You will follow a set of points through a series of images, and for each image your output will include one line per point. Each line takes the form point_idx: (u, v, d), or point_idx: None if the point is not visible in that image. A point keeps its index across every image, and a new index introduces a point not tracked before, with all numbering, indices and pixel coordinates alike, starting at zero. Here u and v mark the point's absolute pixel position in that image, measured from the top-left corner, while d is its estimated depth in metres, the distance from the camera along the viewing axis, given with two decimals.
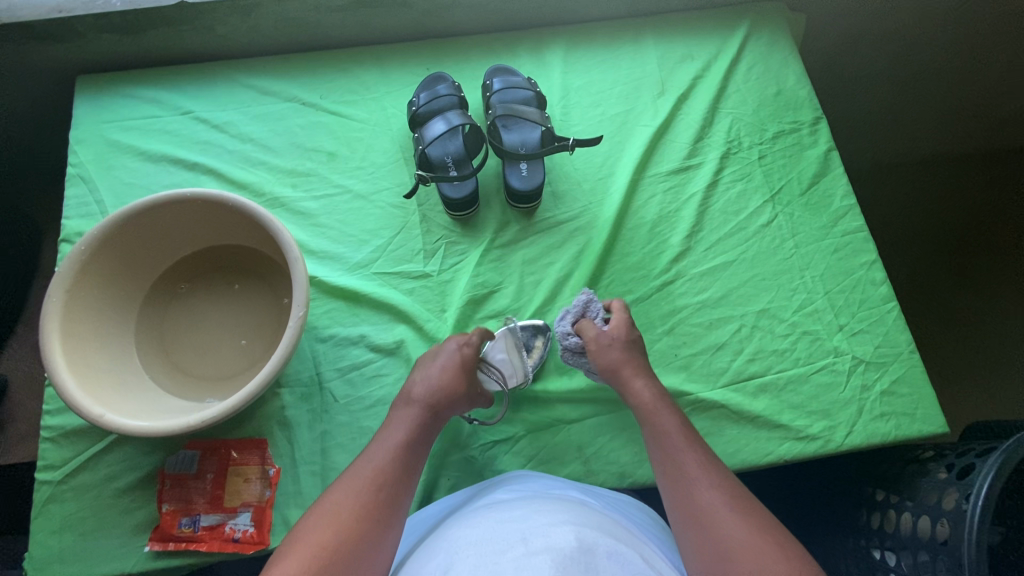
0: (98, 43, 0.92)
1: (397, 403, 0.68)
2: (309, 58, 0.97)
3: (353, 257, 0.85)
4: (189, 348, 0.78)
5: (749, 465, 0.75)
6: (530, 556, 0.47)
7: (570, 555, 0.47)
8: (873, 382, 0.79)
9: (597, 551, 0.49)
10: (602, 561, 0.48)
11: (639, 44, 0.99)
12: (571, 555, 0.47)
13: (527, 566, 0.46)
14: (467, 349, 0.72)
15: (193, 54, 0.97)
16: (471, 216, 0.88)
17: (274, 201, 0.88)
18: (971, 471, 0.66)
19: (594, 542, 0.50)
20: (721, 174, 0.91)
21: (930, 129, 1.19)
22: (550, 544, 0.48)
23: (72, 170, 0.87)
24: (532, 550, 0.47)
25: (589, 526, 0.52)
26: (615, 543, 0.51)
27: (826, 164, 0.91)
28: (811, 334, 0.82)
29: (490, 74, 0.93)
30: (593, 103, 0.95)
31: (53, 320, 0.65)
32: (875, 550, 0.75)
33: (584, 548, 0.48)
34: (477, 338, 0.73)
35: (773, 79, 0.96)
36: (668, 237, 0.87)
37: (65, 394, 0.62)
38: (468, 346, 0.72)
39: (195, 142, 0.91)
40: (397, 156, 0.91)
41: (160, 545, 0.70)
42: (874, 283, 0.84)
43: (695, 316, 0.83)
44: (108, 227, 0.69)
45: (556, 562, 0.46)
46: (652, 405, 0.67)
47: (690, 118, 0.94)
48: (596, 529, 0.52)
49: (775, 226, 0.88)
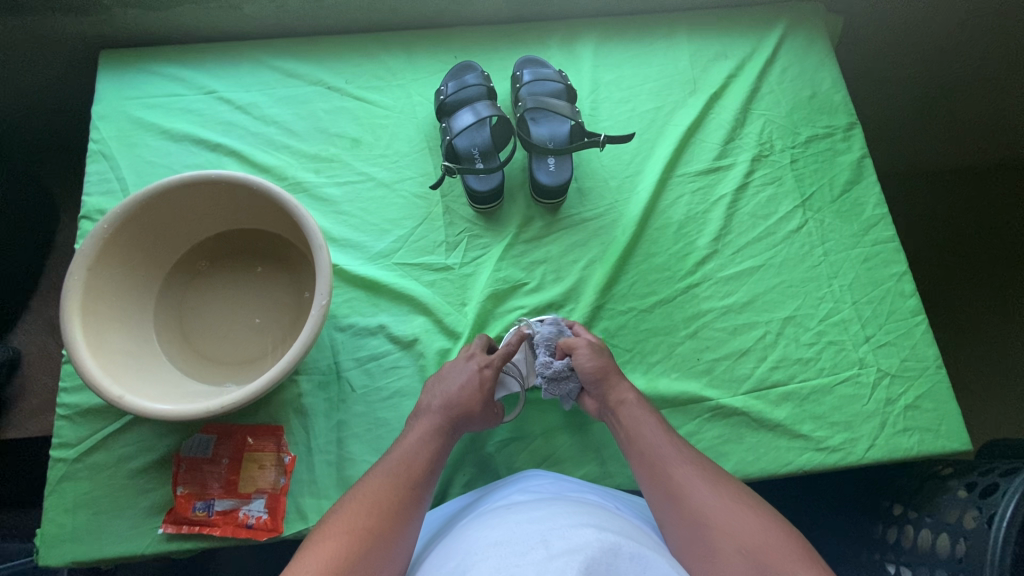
0: (123, 18, 0.91)
1: (415, 414, 0.69)
2: (336, 41, 0.95)
3: (374, 246, 0.84)
4: (208, 332, 0.78)
5: (770, 474, 0.74)
6: (552, 559, 0.45)
7: (593, 556, 0.46)
8: (897, 396, 0.78)
9: (619, 553, 0.48)
10: (625, 563, 0.47)
11: (672, 40, 0.97)
12: (593, 557, 0.46)
13: (550, 568, 0.44)
14: (487, 371, 0.71)
15: (217, 33, 0.96)
16: (496, 209, 0.87)
17: (296, 185, 0.87)
18: (994, 491, 0.65)
19: (616, 544, 0.49)
20: (751, 177, 0.89)
21: (964, 138, 1.16)
22: (571, 546, 0.47)
23: (94, 146, 0.86)
24: (554, 553, 0.46)
25: (610, 529, 0.52)
26: (638, 547, 0.50)
27: (859, 171, 0.89)
28: (836, 344, 0.80)
29: (520, 65, 0.92)
30: (622, 99, 0.93)
31: (74, 298, 0.65)
32: (890, 564, 0.73)
33: (607, 551, 0.47)
34: (499, 358, 0.71)
35: (809, 81, 0.94)
36: (695, 239, 0.86)
37: (84, 373, 0.62)
38: (489, 367, 0.71)
39: (217, 123, 0.89)
40: (422, 145, 0.90)
41: (173, 528, 0.70)
42: (903, 294, 0.83)
43: (719, 320, 0.82)
44: (131, 204, 0.68)
45: (579, 563, 0.44)
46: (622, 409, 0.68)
47: (721, 118, 0.92)
48: (619, 533, 0.51)
49: (805, 232, 0.86)
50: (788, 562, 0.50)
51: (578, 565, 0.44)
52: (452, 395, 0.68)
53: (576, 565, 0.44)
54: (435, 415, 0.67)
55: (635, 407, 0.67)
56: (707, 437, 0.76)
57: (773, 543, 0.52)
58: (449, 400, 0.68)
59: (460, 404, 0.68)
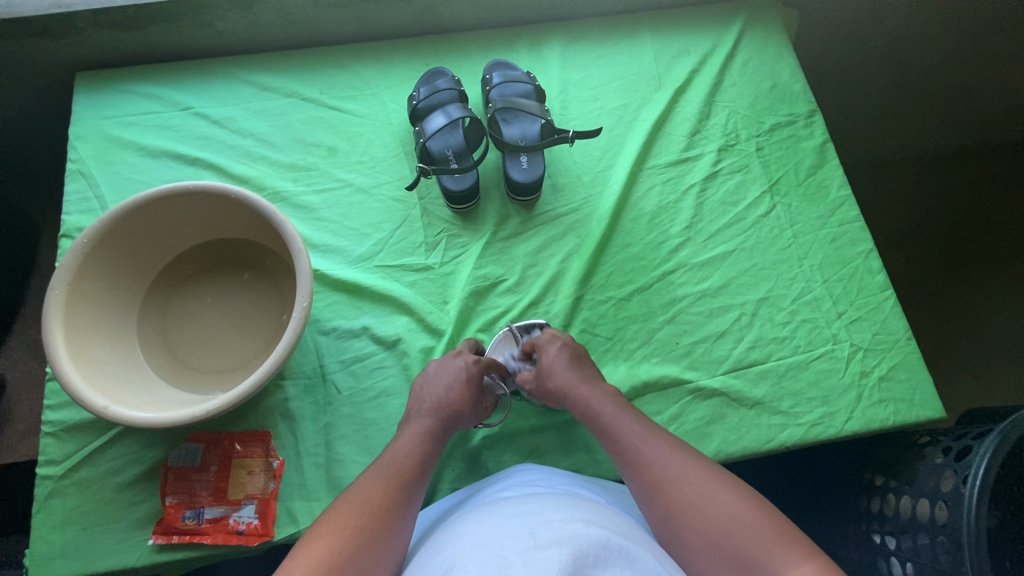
0: (96, 40, 0.93)
1: (407, 416, 0.70)
2: (309, 55, 0.98)
3: (355, 249, 0.85)
4: (193, 342, 0.78)
5: (752, 452, 0.76)
6: (539, 550, 0.46)
7: (580, 548, 0.46)
8: (871, 368, 0.80)
9: (607, 545, 0.48)
10: (612, 555, 0.48)
11: (635, 39, 1.00)
12: (580, 549, 0.46)
13: (538, 560, 0.45)
14: (473, 367, 0.72)
15: (190, 51, 0.97)
16: (473, 209, 0.89)
17: (276, 194, 0.88)
18: (968, 454, 0.67)
19: (603, 537, 0.49)
20: (719, 166, 0.92)
21: (922, 124, 1.21)
22: (558, 539, 0.48)
23: (72, 165, 0.87)
24: (542, 545, 0.47)
25: (599, 524, 0.52)
26: (626, 541, 0.51)
27: (822, 156, 0.92)
28: (809, 322, 0.83)
29: (489, 68, 0.95)
30: (591, 97, 0.96)
31: (55, 311, 0.65)
32: (875, 534, 0.76)
33: (594, 544, 0.48)
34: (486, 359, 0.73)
35: (769, 73, 0.98)
36: (668, 227, 0.88)
37: (68, 386, 0.62)
38: (475, 364, 0.72)
39: (195, 137, 0.91)
40: (397, 150, 0.92)
41: (163, 538, 0.70)
42: (871, 271, 0.85)
43: (695, 305, 0.84)
44: (110, 219, 0.69)
45: (566, 555, 0.45)
46: (593, 404, 0.69)
47: (687, 111, 0.95)
48: (605, 526, 0.52)
49: (774, 216, 0.89)
50: (770, 548, 0.52)
51: (565, 557, 0.45)
52: (439, 396, 0.69)
53: (562, 557, 0.45)
54: (425, 417, 0.68)
55: (601, 402, 0.69)
56: (690, 419, 0.77)
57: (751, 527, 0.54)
58: (434, 402, 0.69)
59: (447, 400, 0.69)
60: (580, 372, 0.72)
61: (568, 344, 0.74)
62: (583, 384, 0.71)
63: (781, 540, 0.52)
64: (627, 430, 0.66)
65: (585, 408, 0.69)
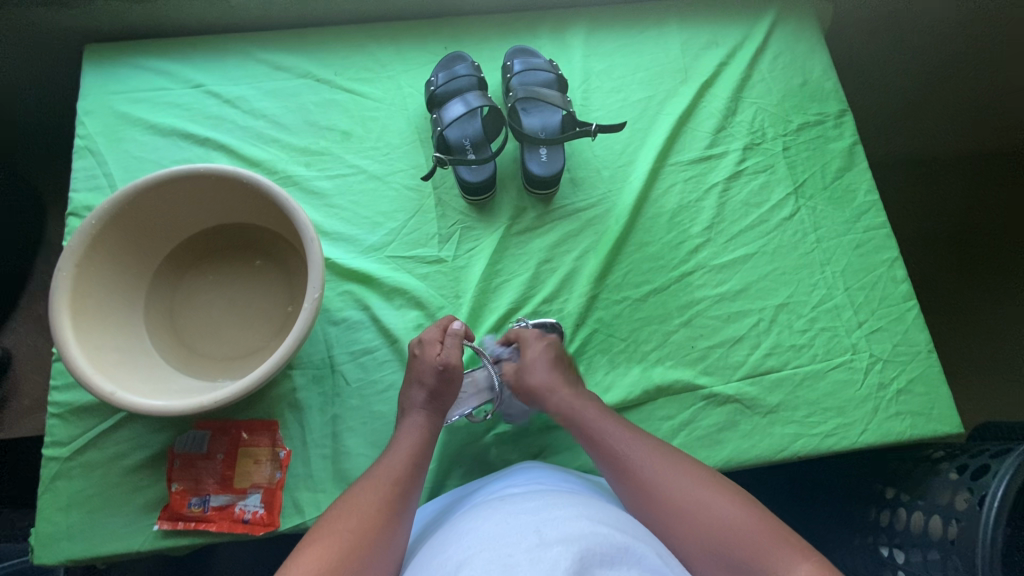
0: (107, 11, 0.90)
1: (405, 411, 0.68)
2: (324, 33, 0.94)
3: (367, 239, 0.83)
4: (201, 328, 0.77)
5: (765, 461, 0.75)
6: (545, 548, 0.45)
7: (587, 547, 0.45)
8: (889, 380, 0.78)
9: (613, 543, 0.47)
10: (619, 554, 0.47)
11: (663, 29, 0.97)
12: (587, 548, 0.45)
13: (544, 558, 0.44)
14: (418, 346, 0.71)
15: (202, 25, 0.94)
16: (488, 201, 0.86)
17: (286, 178, 0.86)
18: (985, 473, 0.66)
19: (610, 536, 0.48)
20: (743, 165, 0.89)
21: (953, 125, 1.16)
22: (564, 537, 0.47)
23: (80, 141, 0.85)
24: (547, 543, 0.46)
25: (605, 522, 0.51)
26: (633, 541, 0.50)
27: (850, 158, 0.89)
28: (829, 331, 0.81)
29: (511, 55, 0.91)
30: (614, 88, 0.93)
31: (63, 293, 0.64)
32: (883, 547, 0.74)
33: (601, 543, 0.47)
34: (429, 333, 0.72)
35: (800, 70, 0.94)
36: (688, 227, 0.86)
37: (75, 369, 0.61)
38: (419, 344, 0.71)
39: (205, 116, 0.88)
40: (413, 137, 0.89)
41: (169, 524, 0.70)
42: (895, 280, 0.83)
43: (712, 308, 0.82)
44: (119, 199, 0.68)
45: (572, 554, 0.44)
46: (575, 405, 0.67)
47: (712, 107, 0.92)
48: (611, 525, 0.51)
49: (797, 220, 0.86)
50: (769, 548, 0.50)
51: (572, 555, 0.44)
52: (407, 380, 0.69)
53: (568, 556, 0.44)
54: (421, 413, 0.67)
55: (586, 405, 0.67)
56: (702, 426, 0.76)
57: (749, 526, 0.52)
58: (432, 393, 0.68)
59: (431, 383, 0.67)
60: (561, 375, 0.70)
61: (552, 346, 0.72)
62: (566, 386, 0.69)
63: (776, 539, 0.51)
64: (615, 434, 0.64)
65: (568, 410, 0.67)
